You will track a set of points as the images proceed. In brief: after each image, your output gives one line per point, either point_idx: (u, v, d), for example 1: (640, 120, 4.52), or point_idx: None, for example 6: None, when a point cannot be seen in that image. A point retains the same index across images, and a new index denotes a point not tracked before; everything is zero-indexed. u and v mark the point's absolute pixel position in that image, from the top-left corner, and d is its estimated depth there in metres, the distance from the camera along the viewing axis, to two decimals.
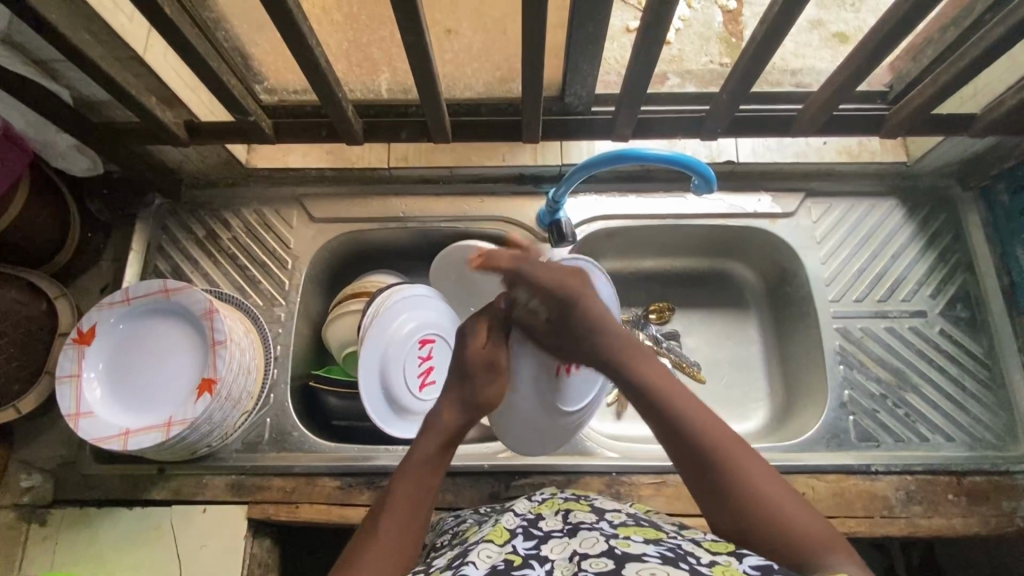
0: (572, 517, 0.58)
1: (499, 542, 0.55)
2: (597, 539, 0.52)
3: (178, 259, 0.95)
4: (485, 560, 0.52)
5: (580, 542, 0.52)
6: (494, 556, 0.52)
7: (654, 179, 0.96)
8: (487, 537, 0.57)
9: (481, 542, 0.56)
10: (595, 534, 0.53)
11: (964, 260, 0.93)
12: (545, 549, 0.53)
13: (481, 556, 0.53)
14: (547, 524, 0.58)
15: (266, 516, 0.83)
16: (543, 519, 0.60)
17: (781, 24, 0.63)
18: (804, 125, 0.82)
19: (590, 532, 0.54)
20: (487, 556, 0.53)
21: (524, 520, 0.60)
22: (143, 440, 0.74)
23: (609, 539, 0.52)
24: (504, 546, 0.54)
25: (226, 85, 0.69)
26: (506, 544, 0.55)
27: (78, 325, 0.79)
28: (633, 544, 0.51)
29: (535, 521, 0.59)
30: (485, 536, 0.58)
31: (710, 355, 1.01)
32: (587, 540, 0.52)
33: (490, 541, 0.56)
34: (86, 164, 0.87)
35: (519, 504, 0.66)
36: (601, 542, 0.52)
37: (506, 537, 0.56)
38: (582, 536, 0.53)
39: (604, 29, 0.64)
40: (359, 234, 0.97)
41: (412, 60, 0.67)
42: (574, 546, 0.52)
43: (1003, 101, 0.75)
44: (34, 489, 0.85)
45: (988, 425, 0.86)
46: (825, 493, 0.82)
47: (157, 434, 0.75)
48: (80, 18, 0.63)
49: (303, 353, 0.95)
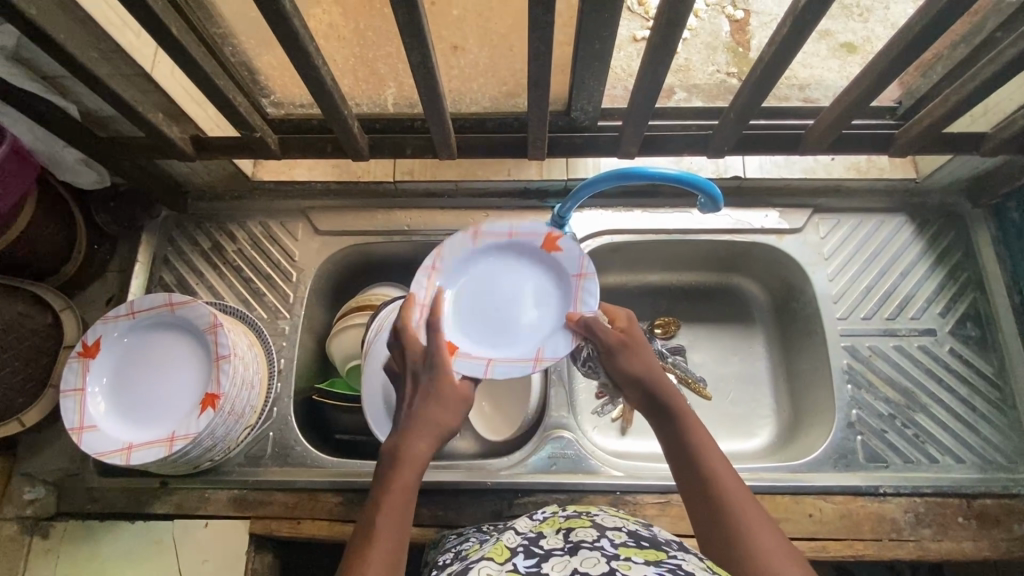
0: (572, 536, 0.57)
1: (498, 560, 0.54)
2: (598, 560, 0.51)
3: (182, 270, 0.95)
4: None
5: (580, 561, 0.51)
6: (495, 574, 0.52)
7: (660, 195, 0.95)
8: (488, 555, 0.56)
9: (482, 560, 0.55)
10: (596, 554, 0.52)
11: (974, 278, 0.92)
12: (546, 567, 0.52)
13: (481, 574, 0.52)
14: (549, 541, 0.57)
15: (268, 531, 0.83)
16: (543, 537, 0.59)
17: (790, 46, 0.63)
18: (812, 143, 0.81)
19: (591, 551, 0.53)
20: (487, 574, 0.52)
21: (525, 538, 0.59)
22: (146, 455, 0.74)
23: (611, 560, 0.51)
24: (504, 564, 0.54)
25: (233, 103, 0.70)
26: (506, 562, 0.54)
27: (85, 338, 0.79)
28: (634, 567, 0.50)
29: (536, 540, 0.58)
30: (485, 554, 0.57)
31: (715, 371, 1.00)
32: (588, 559, 0.51)
33: (491, 558, 0.55)
34: (93, 177, 0.87)
35: (521, 522, 0.65)
36: (602, 563, 0.50)
37: (507, 555, 0.56)
38: (583, 555, 0.52)
39: (610, 46, 0.63)
40: (365, 247, 0.97)
41: (418, 78, 0.67)
42: (575, 565, 0.51)
43: (1014, 121, 0.74)
44: (38, 501, 0.84)
45: (999, 446, 0.85)
46: (832, 515, 0.81)
47: (161, 446, 0.75)
48: (88, 37, 0.63)
49: (306, 366, 0.95)
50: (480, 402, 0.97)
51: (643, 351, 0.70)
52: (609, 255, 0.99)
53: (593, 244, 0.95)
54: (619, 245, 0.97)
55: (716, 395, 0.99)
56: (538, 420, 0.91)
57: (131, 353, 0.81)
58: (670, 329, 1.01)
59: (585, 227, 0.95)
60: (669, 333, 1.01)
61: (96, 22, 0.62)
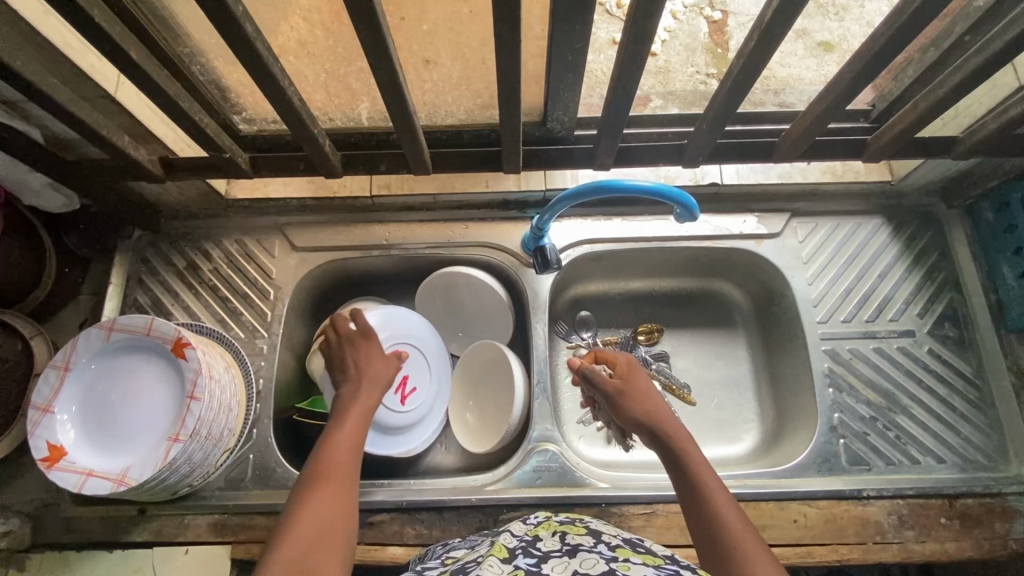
0: (569, 539, 0.57)
1: (500, 558, 0.53)
2: (597, 561, 0.51)
3: (157, 291, 0.93)
4: (486, 570, 0.51)
5: (580, 562, 0.51)
6: (496, 567, 0.51)
7: (638, 204, 0.95)
8: (487, 553, 0.56)
9: (483, 557, 0.55)
10: (595, 556, 0.52)
11: (951, 278, 0.93)
12: (547, 567, 0.51)
13: (484, 566, 0.52)
14: (545, 544, 0.57)
15: (249, 556, 0.81)
16: (540, 540, 0.59)
17: (759, 57, 0.62)
18: (786, 151, 0.81)
19: (590, 553, 0.53)
20: (490, 567, 0.51)
21: (522, 540, 0.59)
22: (100, 487, 0.72)
23: (610, 561, 0.51)
24: (506, 561, 0.53)
25: (200, 124, 0.68)
26: (508, 560, 0.53)
27: (33, 401, 0.75)
28: (633, 567, 0.50)
29: (533, 542, 0.58)
30: (484, 553, 0.57)
31: (699, 376, 1.00)
32: (587, 560, 0.51)
33: (493, 555, 0.54)
34: (62, 200, 0.85)
35: (515, 527, 0.65)
36: (601, 564, 0.50)
37: (507, 553, 0.55)
38: (582, 557, 0.52)
39: (582, 59, 0.63)
40: (343, 262, 0.96)
41: (387, 96, 0.66)
42: (575, 565, 0.50)
43: (983, 125, 0.74)
44: (13, 534, 0.80)
45: (978, 445, 0.86)
46: (817, 519, 0.81)
47: (169, 443, 0.74)
48: (49, 62, 0.62)
49: (287, 385, 0.94)
50: (464, 414, 0.98)
51: (642, 392, 0.75)
52: (589, 264, 0.99)
53: (571, 255, 0.95)
54: (599, 255, 0.97)
55: (702, 401, 0.99)
56: (522, 432, 0.90)
57: (75, 394, 0.77)
58: (653, 335, 1.02)
59: (565, 238, 0.95)
60: (652, 340, 1.02)
61: (53, 46, 0.60)
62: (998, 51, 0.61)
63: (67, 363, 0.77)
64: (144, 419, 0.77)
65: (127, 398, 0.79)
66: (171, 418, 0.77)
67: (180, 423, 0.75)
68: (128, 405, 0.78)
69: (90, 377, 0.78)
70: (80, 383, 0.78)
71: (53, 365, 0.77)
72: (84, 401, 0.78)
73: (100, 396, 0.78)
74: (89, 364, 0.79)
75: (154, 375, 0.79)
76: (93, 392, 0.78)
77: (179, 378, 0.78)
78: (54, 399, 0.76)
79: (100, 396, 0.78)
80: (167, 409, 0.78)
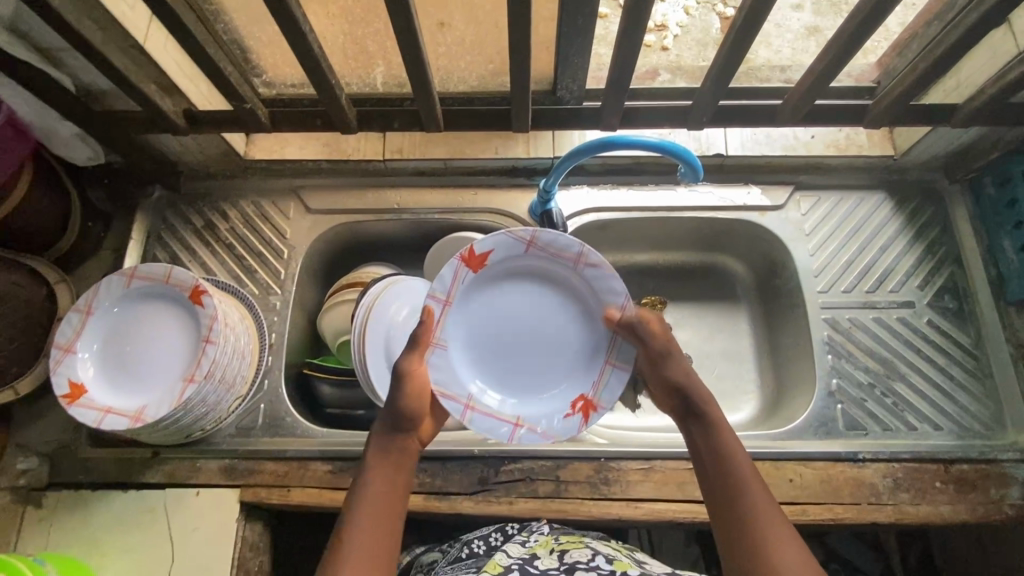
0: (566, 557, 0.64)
1: None
2: None
3: (176, 248, 0.97)
4: None
5: None
6: None
7: (644, 172, 0.98)
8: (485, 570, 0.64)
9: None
10: None
11: (952, 253, 0.94)
12: None
13: None
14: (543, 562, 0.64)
15: (257, 499, 0.83)
16: (538, 557, 0.66)
17: (761, 11, 0.64)
18: (787, 115, 0.83)
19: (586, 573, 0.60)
20: None
21: (519, 558, 0.66)
22: (117, 423, 0.75)
23: None
24: None
25: (223, 72, 0.71)
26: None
27: (56, 340, 0.78)
28: None
29: (531, 559, 0.65)
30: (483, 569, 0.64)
31: (700, 348, 1.02)
32: None
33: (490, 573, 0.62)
34: (88, 153, 0.89)
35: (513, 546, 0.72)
36: None
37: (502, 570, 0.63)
38: None
39: (592, 22, 0.65)
40: (355, 225, 0.99)
41: (403, 48, 0.69)
42: None
43: (983, 90, 0.76)
44: (31, 471, 0.85)
45: (975, 414, 0.87)
46: (812, 479, 0.82)
47: (186, 382, 0.77)
48: (84, 6, 0.65)
49: (298, 342, 0.97)
50: None
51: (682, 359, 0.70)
52: (597, 233, 1.00)
53: (579, 222, 0.97)
54: (605, 223, 0.98)
55: (702, 370, 1.01)
56: None
57: (97, 337, 0.81)
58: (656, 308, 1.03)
59: (572, 204, 0.97)
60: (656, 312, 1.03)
61: None
62: (995, 6, 0.63)
63: (87, 308, 0.80)
64: (161, 363, 0.80)
65: (144, 343, 0.81)
66: (187, 362, 0.80)
67: (196, 365, 0.77)
68: (145, 349, 0.81)
69: (109, 322, 0.82)
70: (99, 328, 0.81)
71: (75, 309, 0.80)
72: (104, 345, 0.81)
73: (118, 340, 0.81)
74: (107, 310, 0.82)
75: (173, 321, 0.82)
76: (112, 337, 0.81)
77: (196, 324, 0.81)
78: (75, 340, 0.79)
79: (119, 341, 0.81)
80: (184, 355, 0.80)
